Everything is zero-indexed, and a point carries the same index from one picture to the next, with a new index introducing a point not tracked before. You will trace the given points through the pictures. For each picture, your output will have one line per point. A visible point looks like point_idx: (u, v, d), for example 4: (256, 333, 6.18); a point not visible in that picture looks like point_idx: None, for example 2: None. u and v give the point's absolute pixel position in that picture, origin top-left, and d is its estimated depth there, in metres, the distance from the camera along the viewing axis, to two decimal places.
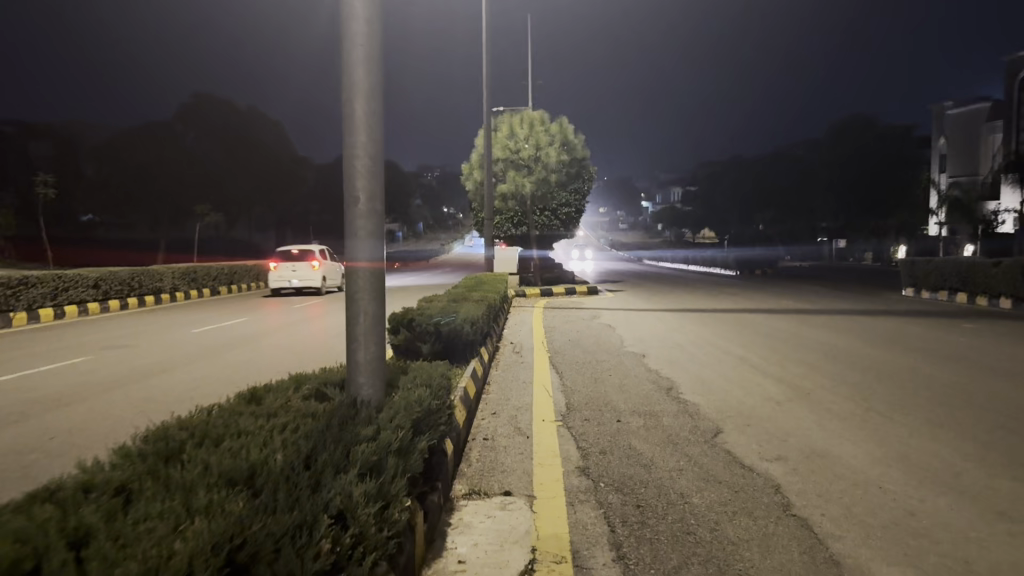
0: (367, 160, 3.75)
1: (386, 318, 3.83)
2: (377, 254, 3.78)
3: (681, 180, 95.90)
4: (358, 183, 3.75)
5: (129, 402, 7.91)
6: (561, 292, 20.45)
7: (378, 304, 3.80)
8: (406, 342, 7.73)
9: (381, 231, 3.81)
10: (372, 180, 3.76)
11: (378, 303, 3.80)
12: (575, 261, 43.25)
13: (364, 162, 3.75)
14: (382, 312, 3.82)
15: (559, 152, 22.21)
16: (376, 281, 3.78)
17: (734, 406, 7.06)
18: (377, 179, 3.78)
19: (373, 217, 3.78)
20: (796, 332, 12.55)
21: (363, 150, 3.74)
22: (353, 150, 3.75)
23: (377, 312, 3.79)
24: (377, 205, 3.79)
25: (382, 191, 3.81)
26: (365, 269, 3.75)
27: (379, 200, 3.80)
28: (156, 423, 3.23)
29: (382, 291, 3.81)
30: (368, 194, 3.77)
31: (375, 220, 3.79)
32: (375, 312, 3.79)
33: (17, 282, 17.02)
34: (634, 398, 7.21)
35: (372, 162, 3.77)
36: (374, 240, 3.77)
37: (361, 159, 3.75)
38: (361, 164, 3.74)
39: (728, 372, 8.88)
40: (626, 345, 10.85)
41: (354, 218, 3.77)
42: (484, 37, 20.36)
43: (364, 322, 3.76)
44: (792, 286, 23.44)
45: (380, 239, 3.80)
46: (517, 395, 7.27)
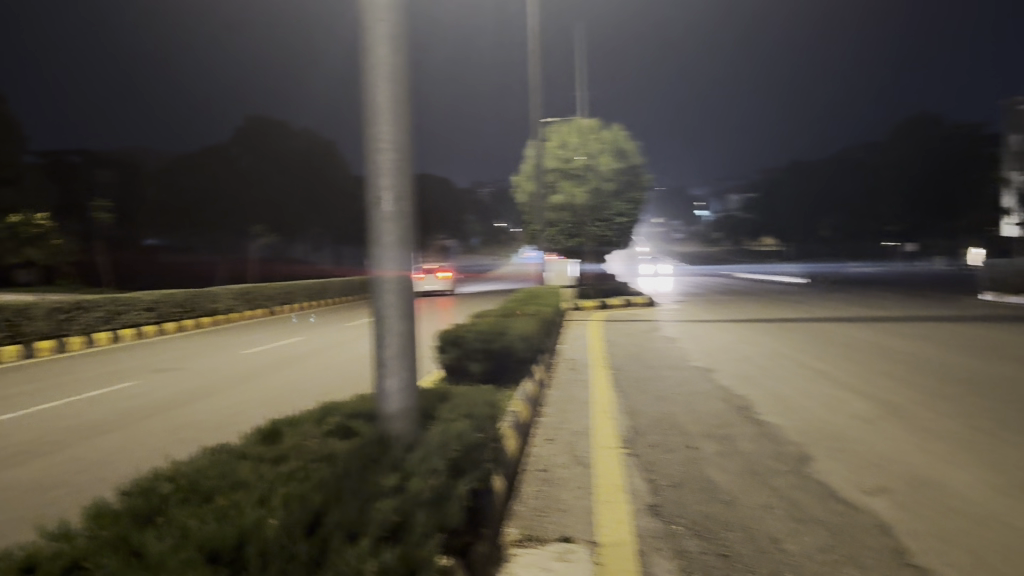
0: (391, 153, 3.21)
1: (418, 338, 3.25)
2: (406, 260, 3.21)
3: (738, 187, 93.90)
4: (382, 179, 3.20)
5: (164, 430, 7.47)
6: (618, 304, 19.72)
7: (408, 321, 3.23)
8: (454, 361, 7.18)
9: (410, 233, 3.26)
10: (397, 175, 3.21)
11: (410, 321, 3.23)
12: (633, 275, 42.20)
13: (388, 154, 3.21)
14: (415, 331, 3.25)
15: (613, 159, 21.68)
16: (407, 294, 3.22)
17: (818, 426, 6.32)
18: (405, 176, 3.23)
19: (402, 217, 3.23)
20: (876, 341, 11.61)
21: (388, 143, 3.20)
22: (375, 140, 3.21)
23: (407, 332, 3.21)
24: (404, 205, 3.23)
25: (411, 189, 3.25)
26: (393, 277, 3.18)
27: (408, 198, 3.25)
28: (141, 473, 2.69)
29: (414, 305, 3.25)
30: (394, 193, 3.21)
31: (401, 222, 3.23)
32: (404, 328, 3.21)
33: (72, 306, 17.05)
34: (705, 419, 6.51)
35: (398, 155, 3.22)
36: (401, 245, 3.22)
37: (385, 151, 3.21)
38: (385, 158, 3.20)
39: (807, 388, 8.09)
40: (692, 359, 10.13)
41: (380, 219, 3.21)
42: (534, 45, 19.97)
43: (392, 343, 3.19)
44: (863, 292, 22.24)
45: (410, 243, 3.25)
46: (575, 418, 6.62)
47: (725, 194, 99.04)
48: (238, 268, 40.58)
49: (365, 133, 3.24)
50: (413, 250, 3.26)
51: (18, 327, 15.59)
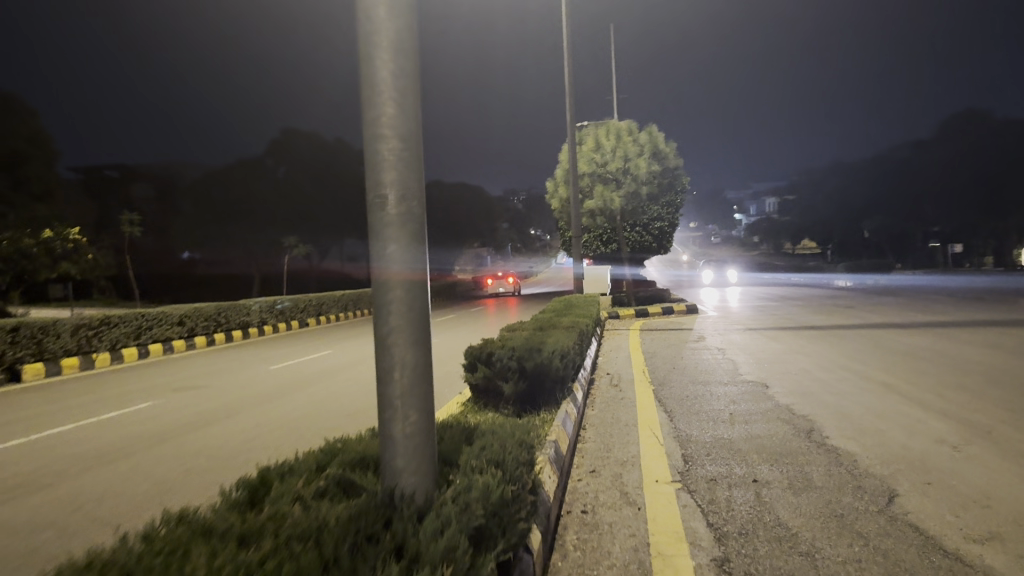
0: (396, 138, 2.52)
1: (433, 372, 2.58)
2: (417, 271, 2.54)
3: (777, 191, 92.18)
4: (388, 168, 2.53)
5: (172, 458, 6.91)
6: (657, 312, 19.00)
7: (423, 351, 2.57)
8: (485, 381, 6.58)
9: (420, 241, 2.58)
10: (405, 167, 2.53)
11: (423, 352, 2.57)
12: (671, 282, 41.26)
13: (393, 144, 2.53)
14: (429, 363, 2.58)
15: (650, 162, 20.78)
16: (418, 316, 2.55)
17: (897, 453, 5.59)
18: (412, 169, 2.55)
19: (410, 222, 2.55)
20: (941, 350, 10.76)
21: (391, 129, 2.52)
22: (375, 125, 2.52)
23: (419, 364, 2.55)
24: (412, 206, 2.55)
25: (419, 186, 2.57)
26: (399, 295, 2.53)
27: (418, 196, 2.58)
28: (70, 560, 2.06)
29: (429, 332, 2.58)
30: (400, 191, 2.53)
31: (410, 227, 2.55)
32: (415, 360, 2.54)
33: (98, 321, 16.71)
34: (769, 447, 5.80)
35: (406, 138, 2.54)
36: (410, 255, 2.54)
37: (391, 135, 2.52)
38: (389, 145, 2.52)
39: (875, 405, 7.33)
40: (742, 373, 9.39)
41: (385, 222, 2.53)
42: (566, 46, 19.29)
43: (400, 381, 2.52)
44: (916, 297, 21.20)
45: (421, 254, 2.57)
46: (620, 445, 5.93)
47: (763, 197, 97.37)
48: (272, 279, 40.48)
49: (362, 114, 2.56)
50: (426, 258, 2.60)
51: (42, 344, 15.24)
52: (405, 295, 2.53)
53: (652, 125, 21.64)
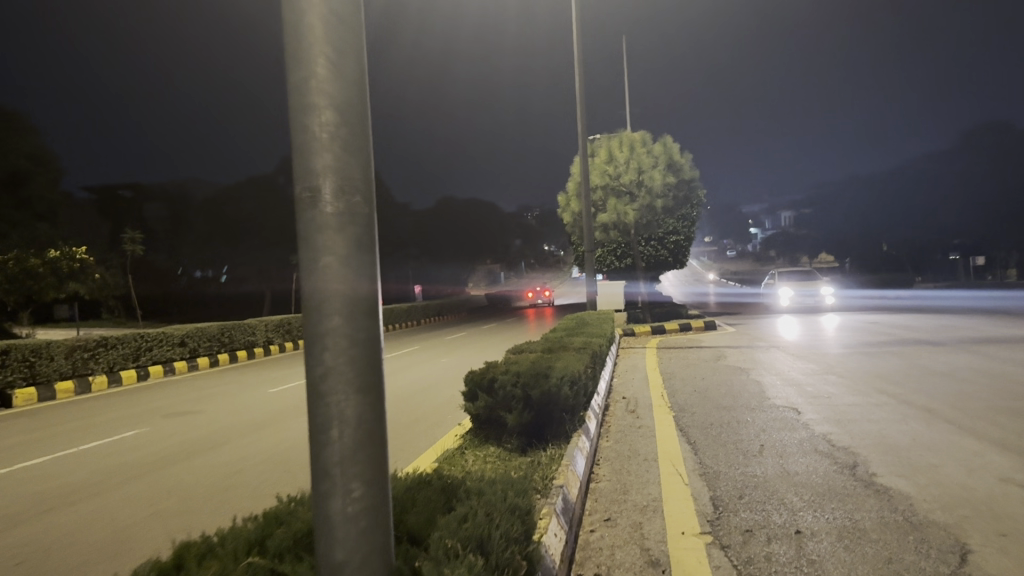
0: (331, 108, 1.83)
1: (384, 429, 1.89)
2: (357, 288, 1.84)
3: (794, 204, 91.09)
4: (321, 151, 1.84)
5: (142, 499, 6.22)
6: (674, 328, 18.26)
7: (372, 403, 1.87)
8: (487, 411, 5.89)
9: (370, 253, 1.89)
10: (346, 152, 1.85)
11: (372, 402, 1.88)
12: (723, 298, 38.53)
13: (328, 118, 1.84)
14: (382, 418, 1.89)
15: (664, 174, 20.09)
16: (363, 348, 1.85)
17: (959, 494, 4.84)
18: (353, 150, 1.86)
19: (352, 225, 1.84)
20: (985, 369, 9.92)
21: (327, 98, 1.83)
22: (303, 90, 1.83)
23: (362, 417, 1.85)
24: (354, 203, 1.85)
25: (363, 175, 1.88)
26: (336, 324, 1.83)
27: (364, 188, 1.88)
28: None
29: (378, 372, 1.89)
30: (338, 184, 1.84)
31: (349, 233, 1.84)
32: (360, 412, 1.85)
33: (94, 343, 16.14)
34: (809, 489, 5.05)
35: (346, 108, 1.85)
36: (355, 274, 1.84)
37: (324, 102, 1.83)
38: (323, 119, 1.83)
39: (922, 434, 6.58)
40: (770, 396, 8.63)
41: (315, 226, 1.83)
42: (576, 55, 18.62)
43: (340, 442, 1.84)
44: (944, 313, 20.30)
45: (369, 268, 1.87)
46: (637, 486, 5.21)
47: (780, 211, 96.24)
48: (282, 298, 40.01)
49: (287, 76, 1.87)
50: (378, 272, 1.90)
51: (35, 367, 14.68)
52: (346, 325, 1.83)
53: (666, 136, 20.96)
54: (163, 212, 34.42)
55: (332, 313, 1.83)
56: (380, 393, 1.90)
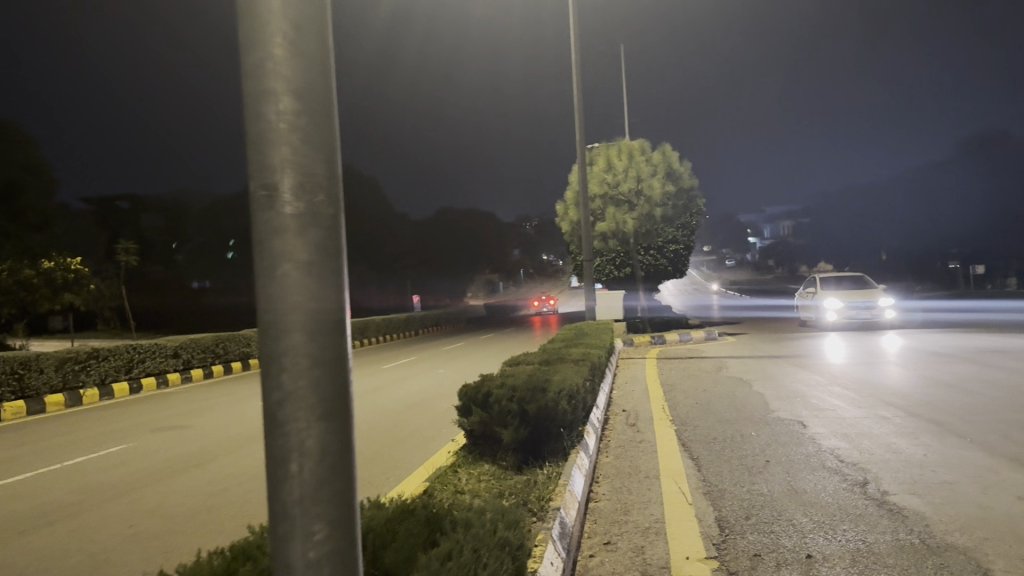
0: (289, 95, 1.60)
1: (352, 462, 1.65)
2: (319, 299, 1.61)
3: (792, 212, 90.93)
4: (279, 143, 1.61)
5: (120, 520, 5.96)
6: (674, 338, 18.05)
7: (339, 432, 1.64)
8: (481, 427, 5.63)
9: (338, 263, 1.66)
10: (310, 146, 1.62)
11: (337, 430, 1.64)
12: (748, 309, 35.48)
13: (288, 106, 1.61)
14: (350, 445, 1.66)
15: (663, 183, 19.89)
16: (328, 370, 1.62)
17: (977, 515, 4.61)
18: (316, 142, 1.63)
19: (316, 229, 1.61)
20: (992, 380, 9.69)
21: (285, 84, 1.60)
22: (259, 74, 1.60)
23: (326, 447, 1.61)
24: (318, 202, 1.62)
25: (327, 171, 1.65)
26: (296, 341, 1.60)
27: (328, 186, 1.65)
28: None
29: (345, 395, 1.66)
30: (299, 181, 1.61)
31: (311, 237, 1.60)
32: (324, 439, 1.61)
33: (86, 355, 15.89)
34: (819, 508, 4.81)
35: (309, 97, 1.63)
36: (320, 289, 1.61)
37: (283, 88, 1.60)
38: (281, 107, 1.60)
39: (933, 448, 6.34)
40: (774, 409, 8.39)
41: (272, 230, 1.60)
42: (573, 63, 18.43)
43: (301, 477, 1.60)
44: (945, 322, 20.12)
45: (335, 277, 1.63)
46: (638, 506, 4.96)
47: (778, 220, 96.13)
48: None
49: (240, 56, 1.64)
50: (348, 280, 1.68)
51: (24, 380, 14.43)
52: (308, 345, 1.60)
53: (664, 144, 20.77)
54: (159, 223, 34.20)
55: (292, 327, 1.60)
56: (351, 419, 1.67)
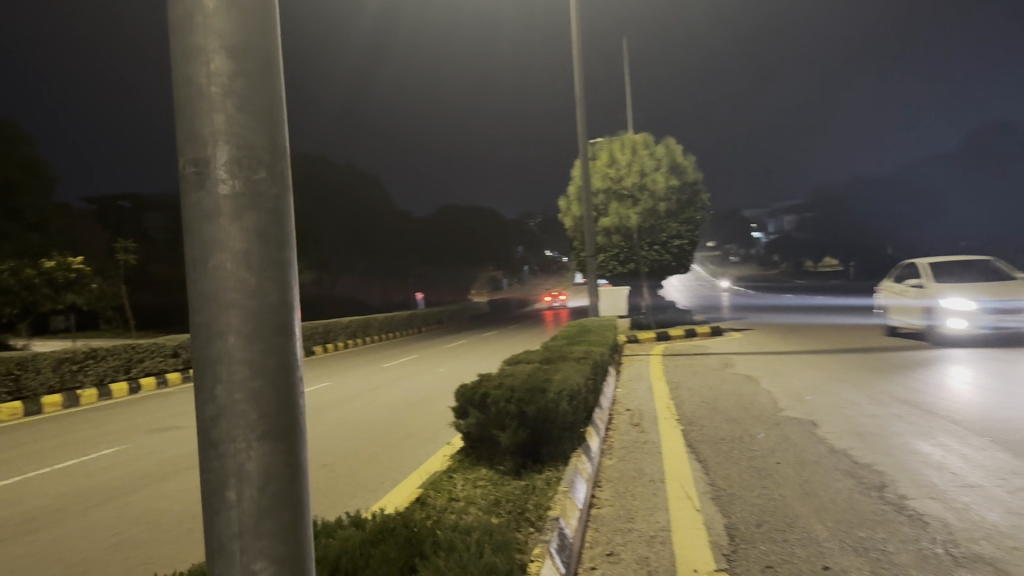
0: (222, 51, 1.46)
1: (296, 488, 1.48)
2: (259, 292, 1.46)
3: (797, 207, 90.48)
4: (212, 109, 1.47)
5: (104, 528, 5.70)
6: (679, 334, 17.79)
7: (284, 446, 1.47)
8: (479, 430, 5.38)
9: (281, 251, 1.50)
10: (248, 114, 1.48)
11: (277, 451, 1.47)
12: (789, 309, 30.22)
13: (221, 70, 1.47)
14: (293, 466, 1.50)
15: (667, 177, 19.57)
16: (265, 378, 1.46)
17: (1007, 523, 4.32)
18: (252, 107, 1.49)
19: (255, 210, 1.47)
20: (1009, 376, 9.38)
21: (218, 43, 1.46)
22: (189, 34, 1.46)
23: (266, 470, 1.45)
24: (257, 178, 1.48)
25: (266, 141, 1.51)
26: (234, 339, 1.44)
27: (268, 159, 1.51)
28: None
29: (289, 404, 1.50)
30: (233, 154, 1.47)
31: (248, 222, 1.47)
32: (268, 460, 1.46)
33: (82, 355, 15.66)
34: (837, 515, 4.54)
35: (244, 55, 1.48)
36: (261, 279, 1.46)
37: (214, 43, 1.46)
38: (213, 66, 1.45)
39: (951, 449, 6.07)
40: (783, 408, 8.11)
41: (206, 211, 1.45)
42: (575, 54, 18.11)
43: (242, 504, 1.44)
44: None
45: (278, 266, 1.48)
46: (643, 513, 4.71)
47: (783, 215, 95.66)
48: None
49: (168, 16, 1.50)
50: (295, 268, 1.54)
51: (19, 381, 14.19)
52: (246, 348, 1.44)
53: (667, 138, 20.50)
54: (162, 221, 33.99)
55: (229, 319, 1.44)
56: (300, 434, 1.51)
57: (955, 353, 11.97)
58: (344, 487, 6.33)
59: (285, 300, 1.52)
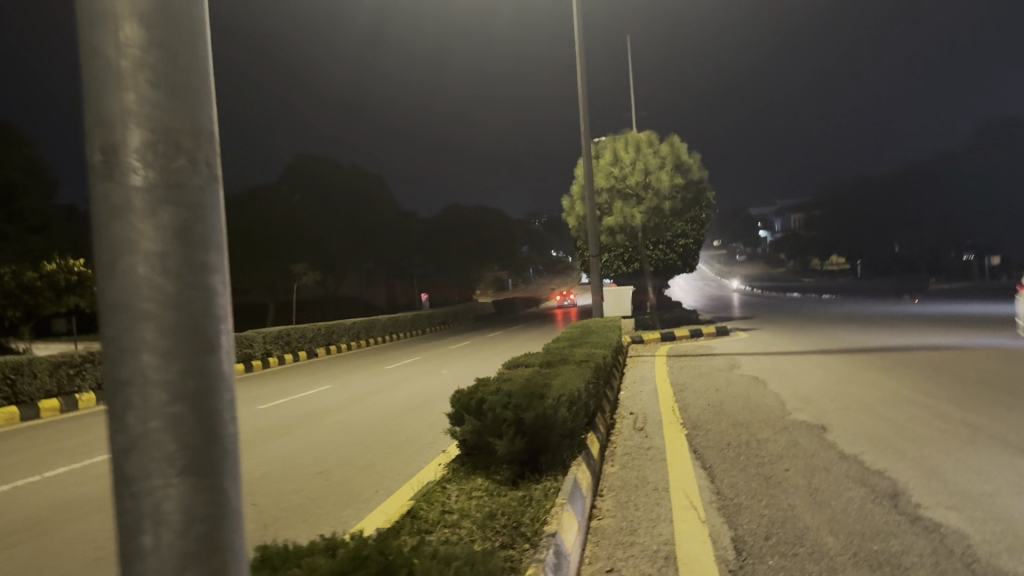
0: (133, 22, 1.51)
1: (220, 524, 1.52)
2: (174, 296, 1.50)
3: (803, 206, 90.04)
4: (125, 88, 1.51)
5: (88, 540, 5.53)
6: (685, 335, 17.56)
7: (205, 481, 1.51)
8: (476, 437, 5.18)
9: (201, 254, 1.55)
10: (164, 92, 1.54)
11: (195, 486, 1.50)
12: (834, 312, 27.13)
13: (136, 57, 1.52)
14: (216, 500, 1.52)
15: (672, 175, 19.35)
16: (184, 400, 1.50)
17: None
18: (167, 94, 1.54)
19: (171, 206, 1.52)
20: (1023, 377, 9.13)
21: (131, 26, 1.51)
22: (106, 22, 1.51)
23: (185, 509, 1.48)
24: (176, 165, 1.53)
25: (180, 130, 1.55)
26: (152, 344, 1.48)
27: (186, 145, 1.56)
28: None
29: (208, 425, 1.53)
30: (148, 143, 1.52)
31: (164, 218, 1.51)
32: (188, 499, 1.49)
33: (80, 359, 15.54)
34: (849, 527, 4.32)
35: (156, 30, 1.53)
36: (181, 288, 1.51)
37: (125, 12, 1.50)
38: (124, 35, 1.51)
39: (967, 454, 5.84)
40: (791, 412, 7.87)
41: (115, 208, 1.49)
42: (578, 51, 17.87)
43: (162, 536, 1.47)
44: (962, 317, 19.55)
45: (196, 269, 1.53)
46: (646, 525, 4.50)
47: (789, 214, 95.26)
48: (285, 309, 39.46)
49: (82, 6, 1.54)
50: (225, 272, 1.62)
51: (16, 386, 14.03)
52: (163, 367, 1.48)
53: (672, 136, 20.26)
54: None
55: (145, 332, 1.49)
56: (224, 468, 1.54)
57: (1008, 361, 10.55)
58: (337, 496, 6.12)
59: (207, 309, 1.57)
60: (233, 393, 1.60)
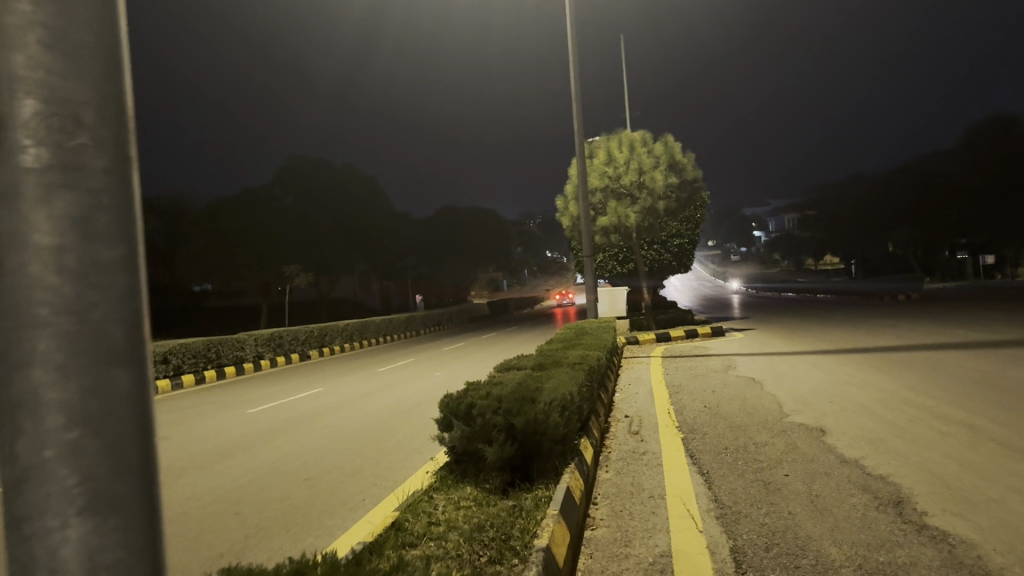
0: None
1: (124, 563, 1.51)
2: (71, 315, 1.47)
3: (797, 205, 90.11)
4: (17, 57, 1.47)
5: None
6: (679, 335, 17.40)
7: (111, 518, 1.50)
8: (464, 444, 4.94)
9: (106, 254, 1.52)
10: (57, 59, 1.49)
11: (98, 529, 1.48)
12: (841, 310, 26.47)
13: (34, 36, 1.48)
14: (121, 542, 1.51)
15: (666, 174, 19.20)
16: (90, 429, 1.47)
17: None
18: (65, 81, 1.51)
19: (69, 195, 1.49)
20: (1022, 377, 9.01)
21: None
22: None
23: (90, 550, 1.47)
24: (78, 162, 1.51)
25: (81, 117, 1.52)
26: (49, 355, 1.45)
27: (93, 134, 1.54)
28: None
29: (115, 457, 1.50)
30: (44, 130, 1.48)
31: (62, 212, 1.47)
32: (90, 538, 1.47)
33: None
34: (853, 537, 4.14)
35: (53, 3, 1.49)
36: (80, 290, 1.47)
37: None
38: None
39: (969, 458, 5.69)
40: (789, 415, 7.70)
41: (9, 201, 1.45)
42: (570, 49, 17.67)
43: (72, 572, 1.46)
44: (956, 317, 19.47)
45: (99, 271, 1.50)
46: (641, 536, 4.31)
47: (781, 214, 95.48)
48: (278, 311, 39.22)
49: None
50: (135, 275, 1.58)
51: None
52: (62, 386, 1.45)
53: (665, 135, 20.10)
54: None
55: (38, 342, 1.45)
56: (127, 499, 1.51)
57: (1005, 363, 10.42)
58: (321, 504, 5.93)
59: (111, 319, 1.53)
60: (144, 409, 1.57)
